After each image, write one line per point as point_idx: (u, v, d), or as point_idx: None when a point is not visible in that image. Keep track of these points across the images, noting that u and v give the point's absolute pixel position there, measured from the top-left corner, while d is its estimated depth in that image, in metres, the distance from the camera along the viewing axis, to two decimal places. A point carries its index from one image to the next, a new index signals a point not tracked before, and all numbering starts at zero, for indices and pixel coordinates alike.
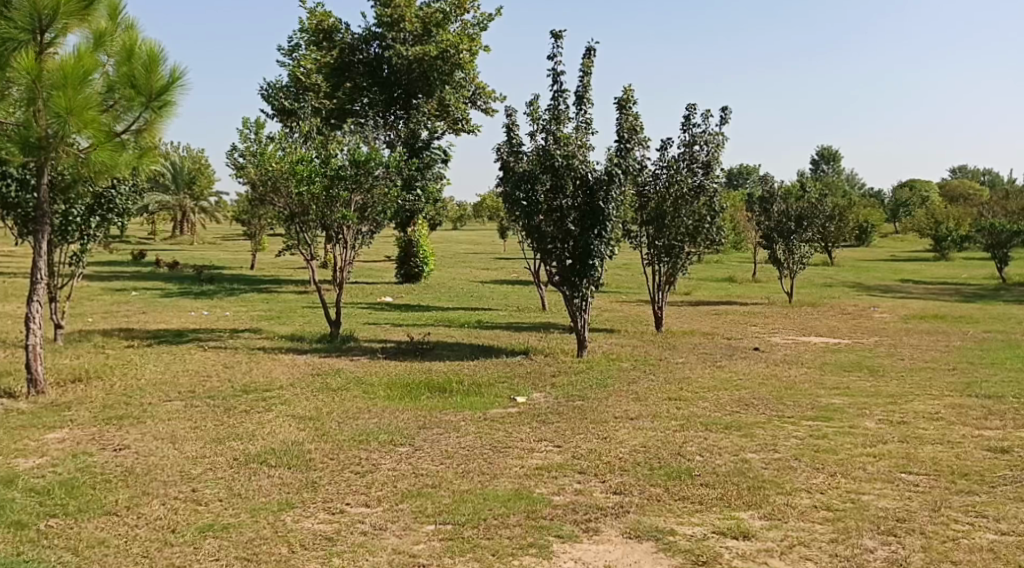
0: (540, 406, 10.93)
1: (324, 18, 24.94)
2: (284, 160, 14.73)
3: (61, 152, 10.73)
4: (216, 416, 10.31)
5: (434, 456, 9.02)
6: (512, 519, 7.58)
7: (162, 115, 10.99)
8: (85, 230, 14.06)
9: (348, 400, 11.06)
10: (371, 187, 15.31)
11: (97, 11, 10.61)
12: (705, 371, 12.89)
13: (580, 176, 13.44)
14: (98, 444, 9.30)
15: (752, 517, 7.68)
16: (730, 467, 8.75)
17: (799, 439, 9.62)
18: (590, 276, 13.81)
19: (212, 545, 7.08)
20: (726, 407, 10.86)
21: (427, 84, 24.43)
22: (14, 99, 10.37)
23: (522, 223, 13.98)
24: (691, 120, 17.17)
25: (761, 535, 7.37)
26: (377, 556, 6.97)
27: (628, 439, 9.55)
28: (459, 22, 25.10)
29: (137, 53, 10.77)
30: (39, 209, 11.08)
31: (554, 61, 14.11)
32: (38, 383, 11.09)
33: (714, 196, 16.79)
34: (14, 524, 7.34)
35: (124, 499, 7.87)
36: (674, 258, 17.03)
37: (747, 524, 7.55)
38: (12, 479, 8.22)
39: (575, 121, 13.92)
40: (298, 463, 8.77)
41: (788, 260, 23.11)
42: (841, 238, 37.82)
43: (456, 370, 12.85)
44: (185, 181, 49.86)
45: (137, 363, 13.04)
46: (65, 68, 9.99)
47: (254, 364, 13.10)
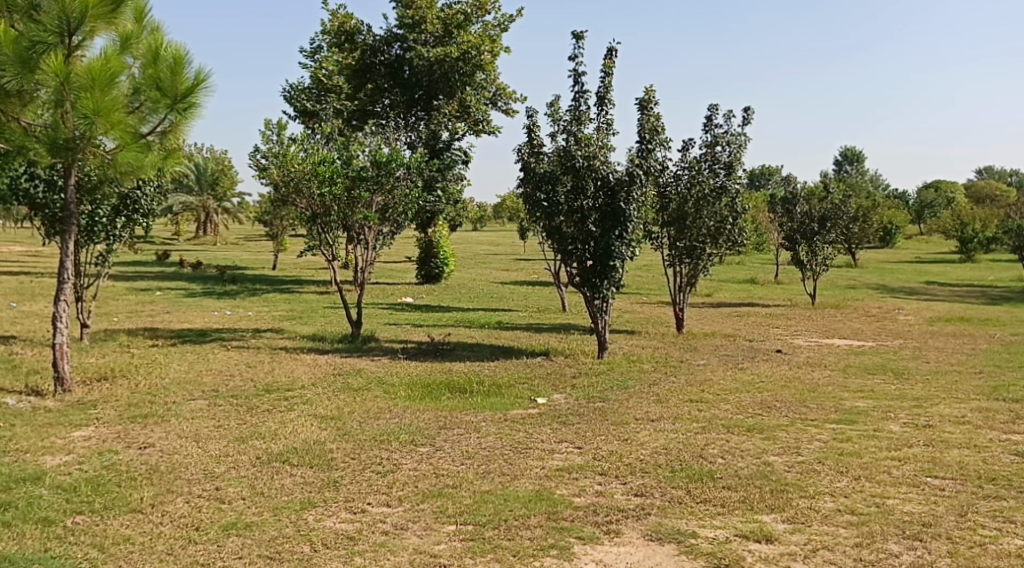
0: (561, 407, 10.97)
1: (346, 20, 25.17)
2: (306, 161, 14.78)
3: (88, 153, 10.84)
4: (239, 415, 10.40)
5: (455, 457, 9.07)
6: (532, 521, 7.61)
7: (187, 116, 11.09)
8: (111, 231, 14.22)
9: (370, 400, 11.13)
10: (393, 188, 15.39)
11: (124, 14, 10.72)
12: (726, 373, 12.88)
13: (601, 177, 13.49)
14: (124, 442, 9.41)
15: (775, 521, 7.69)
16: (753, 469, 8.76)
17: (823, 442, 9.62)
18: (611, 277, 13.81)
19: (235, 544, 7.15)
20: (748, 409, 10.86)
21: (448, 85, 24.48)
22: (42, 101, 10.53)
23: (543, 223, 14.04)
24: (714, 120, 17.17)
25: (784, 538, 7.37)
26: (399, 556, 7.02)
27: (649, 441, 9.57)
28: (480, 23, 25.20)
29: (163, 55, 10.88)
30: (67, 210, 11.24)
31: (575, 62, 14.17)
32: (64, 381, 11.22)
33: (736, 197, 16.79)
34: (41, 521, 7.44)
35: (149, 497, 7.96)
36: (695, 259, 17.03)
37: (769, 527, 7.56)
38: (39, 476, 8.33)
39: (597, 121, 13.96)
40: (320, 463, 8.84)
41: (811, 261, 23.12)
42: (865, 239, 37.65)
43: (476, 371, 12.91)
44: (208, 182, 50.21)
45: (162, 362, 13.17)
46: (93, 71, 10.11)
47: (275, 364, 13.19)
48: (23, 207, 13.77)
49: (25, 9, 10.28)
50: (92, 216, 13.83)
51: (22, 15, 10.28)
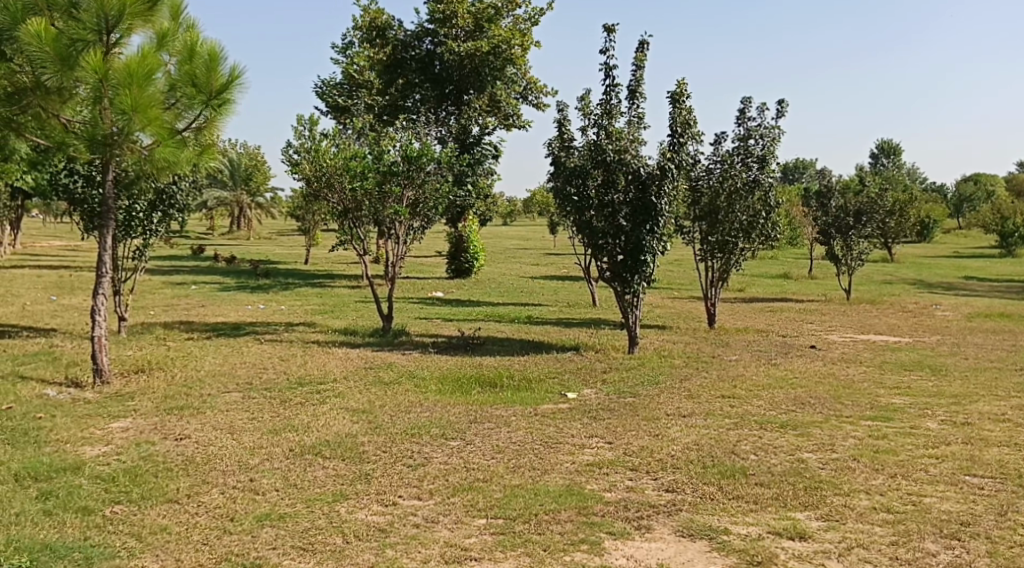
0: (591, 402, 11.01)
1: (377, 16, 25.42)
2: (338, 156, 14.95)
3: (125, 149, 10.98)
4: (273, 408, 10.53)
5: (485, 451, 9.13)
6: (563, 515, 7.66)
7: (222, 112, 11.24)
8: (148, 225, 14.41)
9: (401, 394, 11.21)
10: (423, 182, 15.42)
11: (161, 12, 10.89)
12: (759, 369, 12.84)
13: (632, 171, 13.47)
14: (160, 433, 9.57)
15: (809, 518, 7.68)
16: (786, 466, 8.75)
17: (858, 439, 9.57)
18: (642, 272, 13.79)
19: (270, 534, 7.26)
20: (781, 405, 10.82)
21: (478, 80, 24.57)
22: (81, 98, 10.71)
23: (574, 218, 14.08)
24: (746, 113, 17.09)
25: (818, 536, 7.37)
26: (430, 548, 7.10)
27: (680, 437, 9.57)
28: (511, 17, 25.24)
29: (198, 52, 11.01)
30: (105, 205, 11.42)
31: (606, 55, 14.17)
32: (102, 372, 11.42)
33: (769, 190, 16.71)
34: (81, 510, 7.60)
35: (185, 487, 8.10)
36: (727, 254, 16.94)
37: (803, 525, 7.55)
38: (79, 466, 8.50)
39: (627, 115, 13.95)
40: (352, 456, 8.94)
41: (846, 256, 22.92)
42: (901, 234, 37.25)
43: (506, 365, 12.98)
44: (242, 177, 50.65)
45: (197, 355, 13.35)
46: (130, 68, 10.25)
47: (308, 358, 13.33)
48: (63, 202, 14.00)
49: (64, 8, 10.45)
50: (129, 211, 14.04)
51: (62, 14, 10.45)
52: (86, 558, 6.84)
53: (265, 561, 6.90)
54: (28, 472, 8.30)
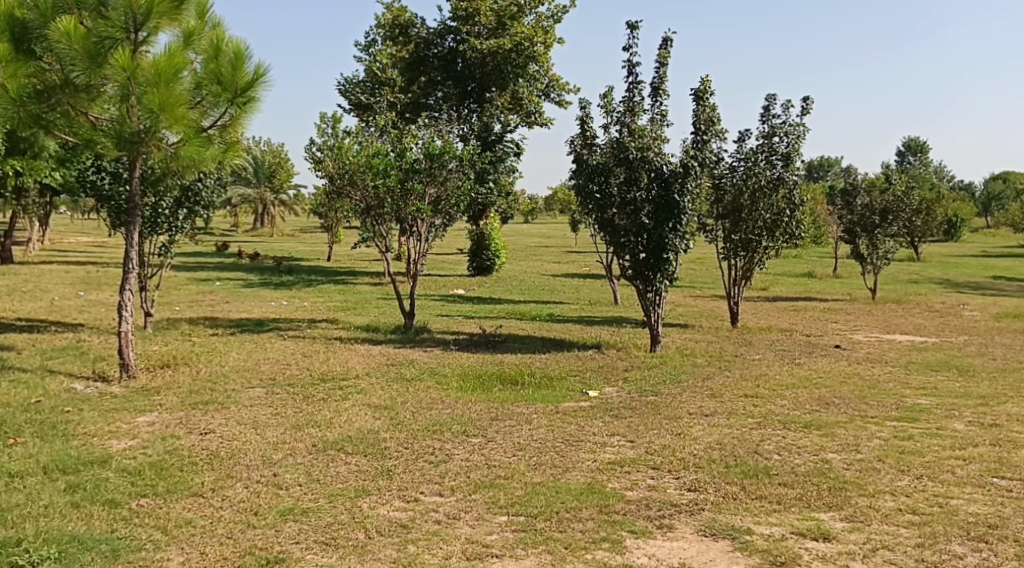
0: (612, 400, 11.02)
1: (399, 14, 25.52)
2: (360, 154, 15.08)
3: (152, 146, 11.05)
4: (296, 403, 10.62)
5: (506, 448, 9.17)
6: (584, 513, 7.69)
7: (246, 110, 11.39)
8: (173, 222, 14.53)
9: (422, 391, 11.28)
10: (445, 180, 15.48)
11: (187, 11, 10.96)
12: (783, 368, 12.80)
13: (655, 168, 13.45)
14: (186, 428, 9.68)
15: (833, 519, 7.67)
16: (810, 467, 8.73)
17: (883, 440, 9.53)
18: (664, 271, 13.79)
19: (293, 529, 7.34)
20: (805, 405, 10.79)
21: (501, 77, 24.59)
22: (109, 96, 10.82)
23: (596, 216, 14.11)
24: (771, 111, 17.03)
25: (842, 537, 7.35)
26: (451, 545, 7.15)
27: (702, 436, 9.57)
28: (534, 14, 25.24)
29: (224, 50, 11.15)
30: (132, 202, 11.53)
31: (630, 52, 14.17)
32: (128, 367, 11.54)
33: (793, 188, 16.63)
34: (108, 503, 7.70)
35: (209, 481, 8.19)
36: (750, 253, 16.89)
37: (827, 525, 7.54)
38: (106, 459, 8.62)
39: (650, 112, 13.94)
40: (374, 452, 9.00)
41: (872, 255, 22.80)
42: (927, 233, 36.97)
43: (527, 363, 13.02)
44: (265, 175, 51.00)
45: (221, 351, 13.46)
46: (158, 66, 10.38)
47: (331, 354, 13.42)
48: (90, 199, 14.14)
49: (93, 6, 10.58)
50: (155, 208, 14.17)
51: (91, 13, 10.57)
52: (112, 550, 6.94)
53: (289, 555, 6.96)
54: (57, 465, 8.42)
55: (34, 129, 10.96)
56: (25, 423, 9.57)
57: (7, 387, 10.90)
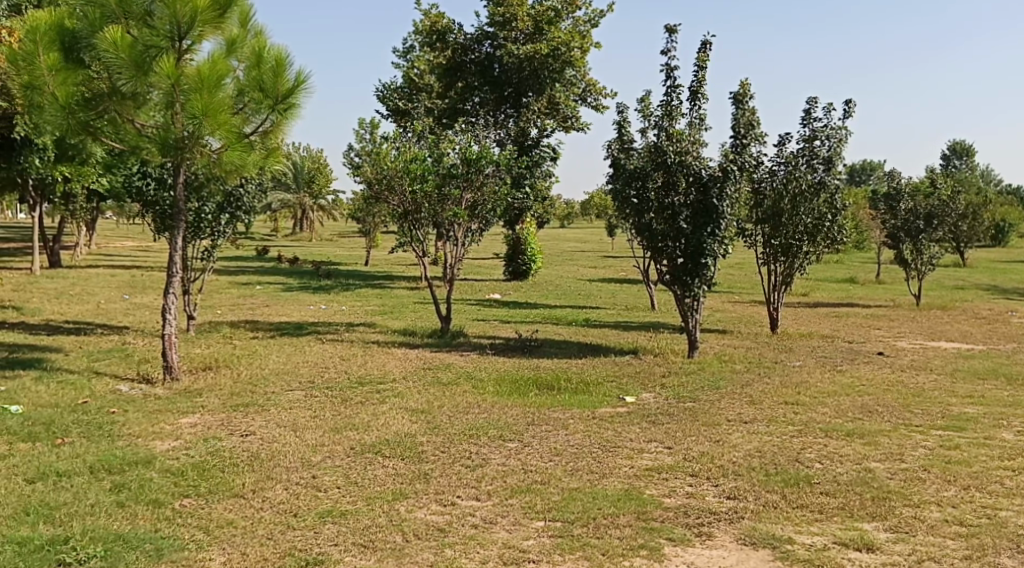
0: (650, 406, 11.02)
1: (437, 19, 25.37)
2: (398, 160, 15.22)
3: (196, 152, 11.21)
4: (334, 406, 10.75)
5: (543, 453, 9.21)
6: (622, 520, 7.71)
7: (288, 117, 11.51)
8: (216, 227, 14.77)
9: (459, 395, 11.36)
10: (482, 185, 15.54)
11: (230, 19, 11.15)
12: (825, 376, 12.70)
13: (693, 173, 13.43)
14: (227, 429, 9.84)
15: (877, 529, 7.62)
16: (853, 476, 8.67)
17: (928, 449, 9.44)
18: (702, 276, 13.73)
19: (332, 531, 7.44)
20: (847, 413, 10.71)
21: (538, 82, 24.57)
22: (154, 103, 11.01)
23: (633, 220, 14.12)
24: (812, 114, 16.92)
25: (886, 548, 7.30)
26: (488, 549, 7.20)
27: (742, 444, 9.55)
28: (571, 19, 25.33)
29: (266, 58, 11.32)
30: (176, 207, 11.73)
31: (668, 56, 14.17)
32: (172, 369, 11.75)
33: (834, 193, 16.51)
34: (152, 503, 7.86)
35: (250, 483, 8.33)
36: (791, 257, 16.78)
37: (871, 535, 7.49)
38: (151, 460, 8.79)
39: (688, 116, 13.92)
40: (411, 455, 9.09)
41: (916, 261, 22.54)
42: (973, 238, 36.44)
43: (564, 368, 13.04)
44: (304, 180, 51.61)
45: (262, 354, 13.65)
46: (201, 73, 10.56)
47: (369, 357, 13.55)
48: (136, 204, 14.41)
49: (139, 16, 10.80)
50: (198, 213, 14.43)
51: (137, 22, 10.81)
52: (156, 549, 7.08)
53: (328, 557, 7.06)
54: (103, 465, 8.61)
55: (82, 135, 11.25)
56: (72, 423, 9.78)
57: (55, 387, 11.16)
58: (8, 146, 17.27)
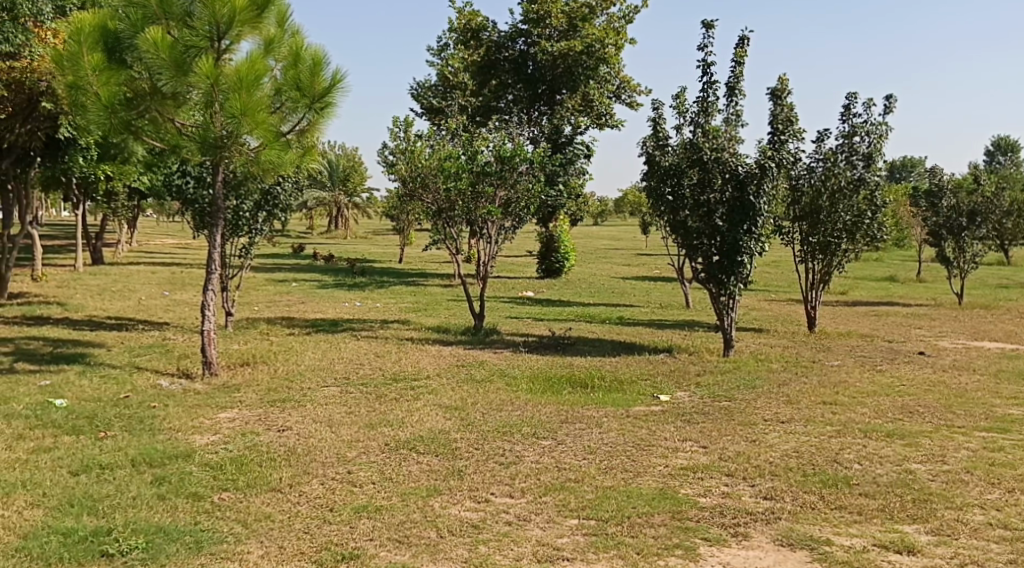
0: (685, 405, 10.98)
1: (471, 18, 25.55)
2: (432, 158, 15.29)
3: (234, 151, 11.34)
4: (369, 403, 10.84)
5: (577, 451, 9.23)
6: (656, 519, 7.70)
7: (324, 115, 11.60)
8: (253, 224, 14.94)
9: (492, 392, 11.40)
10: (515, 183, 15.55)
11: (268, 19, 11.25)
12: (864, 376, 12.58)
13: (730, 170, 13.34)
14: (264, 424, 9.95)
15: (918, 531, 7.55)
16: (893, 477, 8.59)
17: (972, 451, 9.33)
18: (738, 274, 13.65)
19: (367, 526, 7.51)
20: (887, 414, 10.61)
21: (571, 80, 24.60)
22: (194, 102, 11.16)
23: (668, 218, 14.09)
24: (852, 109, 16.75)
25: (928, 551, 7.23)
26: (522, 546, 7.23)
27: (779, 444, 9.49)
28: (605, 16, 25.26)
29: (303, 57, 11.40)
30: (214, 205, 11.87)
31: (704, 52, 14.10)
32: (211, 365, 11.91)
33: (875, 189, 16.31)
34: (192, 496, 7.99)
35: (287, 477, 8.43)
36: (829, 255, 16.64)
37: (911, 538, 7.42)
38: (190, 454, 8.93)
39: (725, 112, 13.85)
40: (445, 452, 9.15)
41: (958, 259, 22.26)
42: (1019, 236, 35.84)
43: (598, 366, 13.04)
44: (340, 178, 51.91)
45: (298, 350, 13.79)
46: (240, 72, 10.68)
47: (403, 355, 13.62)
48: (176, 202, 14.62)
49: (179, 17, 10.97)
50: (236, 211, 14.62)
51: (178, 22, 10.98)
52: (196, 541, 7.19)
53: (363, 551, 7.12)
54: (144, 459, 8.74)
55: (125, 135, 11.42)
56: (114, 417, 9.95)
57: (98, 382, 11.35)
58: (52, 146, 17.58)
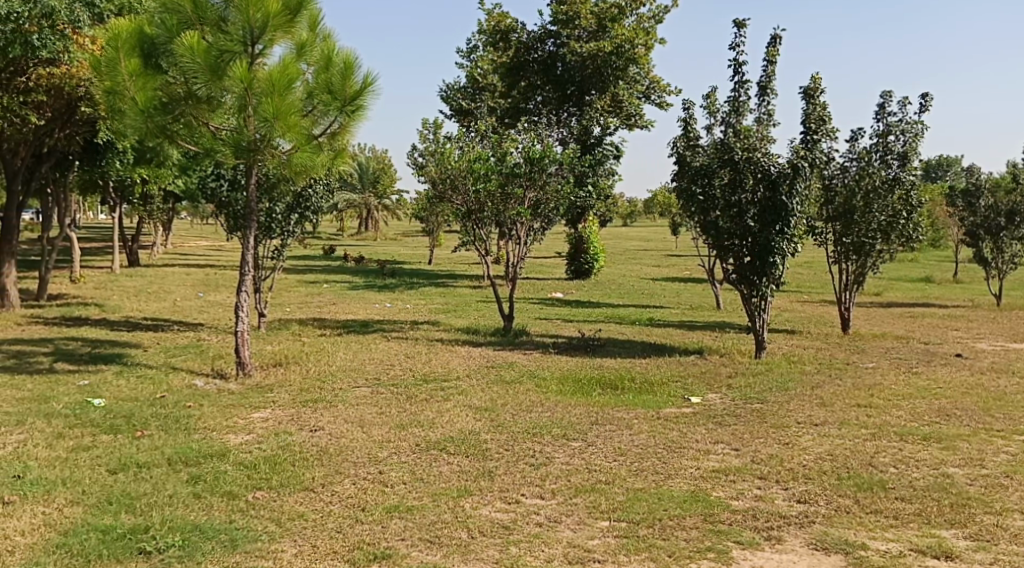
0: (716, 407, 10.96)
1: (501, 19, 25.64)
2: (462, 159, 15.34)
3: (267, 154, 11.47)
4: (400, 403, 10.93)
5: (607, 453, 9.24)
6: (688, 521, 7.71)
7: (355, 118, 11.70)
8: (285, 227, 15.09)
9: (522, 393, 11.43)
10: (545, 184, 15.58)
11: (300, 23, 11.36)
12: (899, 378, 12.48)
13: (762, 170, 13.28)
14: (297, 424, 10.07)
15: (955, 536, 7.50)
16: (930, 481, 8.53)
17: (1011, 455, 9.24)
18: (770, 275, 13.59)
19: (398, 525, 7.58)
20: (924, 416, 10.52)
21: (601, 80, 24.60)
22: (228, 106, 11.30)
23: (699, 219, 14.05)
24: (886, 108, 16.61)
25: (966, 556, 7.18)
26: (553, 548, 7.26)
27: (813, 447, 9.45)
28: (635, 16, 25.23)
29: (334, 61, 11.50)
30: (248, 207, 12.01)
31: (736, 51, 14.06)
32: (245, 365, 12.06)
33: (910, 189, 16.16)
34: (227, 494, 8.10)
35: (320, 477, 8.53)
36: (863, 256, 16.52)
37: (949, 543, 7.37)
38: (225, 453, 9.05)
39: (756, 112, 13.81)
40: (475, 452, 9.20)
41: (996, 260, 22.00)
42: None
43: (628, 367, 13.05)
44: (370, 180, 52.29)
45: (329, 351, 13.91)
46: (273, 77, 10.81)
47: (433, 355, 13.72)
48: (209, 205, 14.80)
49: (214, 22, 11.11)
50: (269, 213, 14.79)
51: (212, 27, 11.12)
52: (231, 540, 7.29)
53: (395, 551, 7.19)
54: (180, 458, 8.88)
55: (161, 138, 11.59)
56: (151, 417, 10.11)
57: (135, 382, 11.54)
58: (90, 150, 17.88)
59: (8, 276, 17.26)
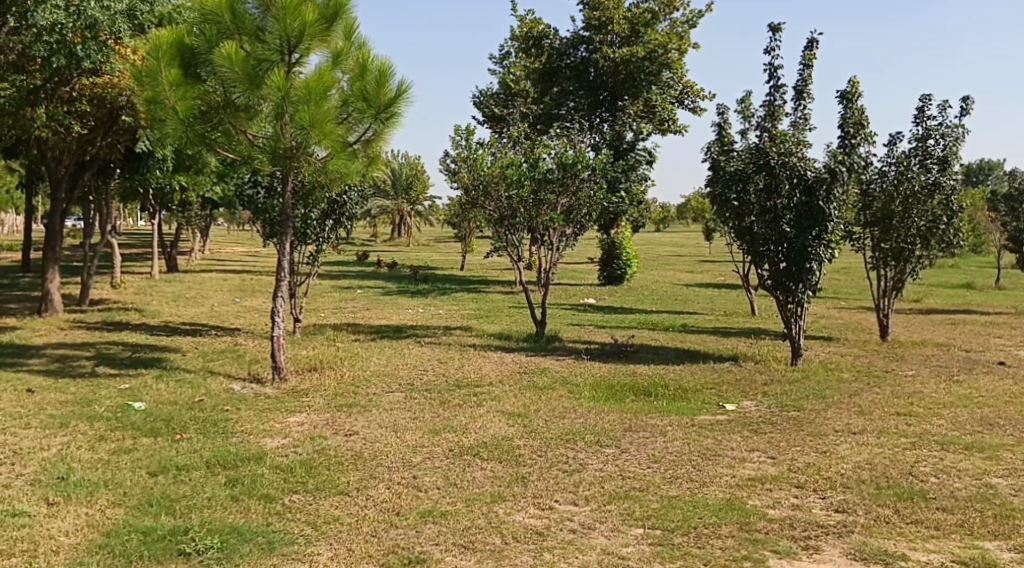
0: (751, 414, 10.92)
1: (533, 26, 25.75)
2: (494, 166, 15.39)
3: (303, 161, 11.58)
4: (433, 408, 11.00)
5: (641, 460, 9.24)
6: (724, 530, 7.68)
7: (389, 126, 11.79)
8: (321, 232, 15.23)
9: (555, 400, 11.44)
10: (578, 190, 15.60)
11: (336, 32, 11.50)
12: (939, 386, 12.33)
13: (798, 174, 13.20)
14: (332, 429, 10.17)
15: (999, 548, 7.41)
16: (972, 491, 8.44)
17: None
18: (806, 281, 13.47)
19: (433, 530, 7.63)
20: (965, 426, 10.40)
21: (634, 85, 24.60)
22: (265, 114, 11.44)
23: (733, 224, 14.00)
24: (926, 111, 16.45)
25: None
26: (587, 555, 7.26)
27: (850, 455, 9.37)
28: (668, 21, 25.25)
29: (369, 68, 11.60)
30: (284, 213, 12.11)
31: (771, 55, 14.01)
32: (281, 370, 12.17)
33: (950, 194, 15.98)
34: (264, 497, 8.20)
35: (355, 481, 8.60)
36: (902, 262, 16.36)
37: (993, 555, 7.28)
38: (261, 456, 9.16)
39: (792, 116, 13.73)
40: (509, 458, 9.24)
41: None
42: None
43: (661, 374, 13.02)
44: (403, 186, 52.64)
45: (363, 356, 14.02)
46: (309, 85, 10.93)
47: (466, 361, 13.77)
48: (246, 212, 14.97)
49: (252, 31, 11.28)
50: (304, 219, 14.93)
51: (250, 37, 11.29)
52: (268, 542, 7.38)
53: (430, 556, 7.24)
54: (218, 460, 9.00)
55: (200, 147, 11.73)
56: (190, 420, 10.25)
57: (174, 386, 11.70)
58: (132, 158, 18.20)
59: (52, 281, 17.61)
